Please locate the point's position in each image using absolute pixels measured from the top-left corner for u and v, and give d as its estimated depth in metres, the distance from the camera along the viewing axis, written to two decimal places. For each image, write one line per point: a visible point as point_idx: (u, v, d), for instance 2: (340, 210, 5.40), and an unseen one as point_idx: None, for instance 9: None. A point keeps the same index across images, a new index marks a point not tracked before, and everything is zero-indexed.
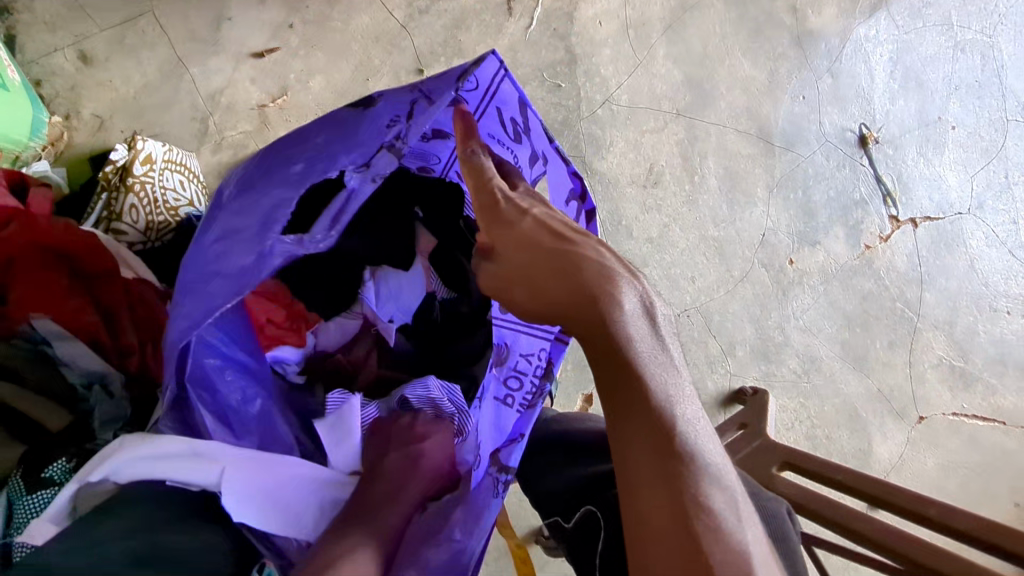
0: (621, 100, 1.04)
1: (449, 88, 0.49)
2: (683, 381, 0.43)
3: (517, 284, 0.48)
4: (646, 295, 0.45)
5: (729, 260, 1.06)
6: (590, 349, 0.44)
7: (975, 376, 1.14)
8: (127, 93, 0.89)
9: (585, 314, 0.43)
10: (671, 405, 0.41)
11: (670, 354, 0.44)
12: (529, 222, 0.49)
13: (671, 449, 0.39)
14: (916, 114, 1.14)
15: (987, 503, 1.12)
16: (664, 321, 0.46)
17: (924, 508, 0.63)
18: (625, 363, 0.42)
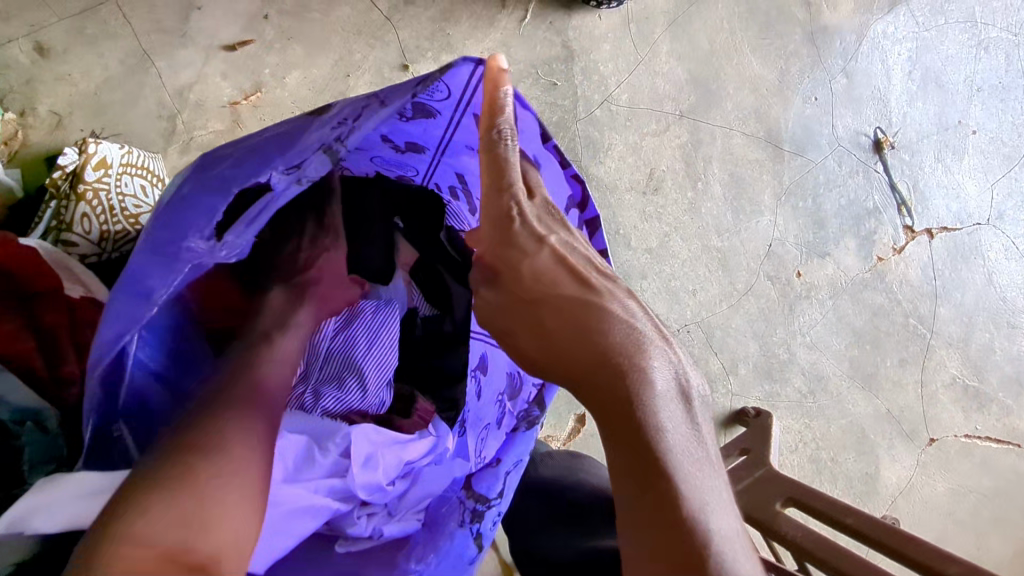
0: (621, 100, 0.97)
1: (404, 93, 0.41)
2: (719, 482, 0.36)
3: (530, 333, 0.41)
4: (681, 368, 0.39)
5: (733, 272, 1.00)
6: (604, 427, 0.37)
7: (989, 397, 1.08)
8: (88, 88, 0.83)
9: (602, 385, 0.37)
10: (704, 513, 0.34)
11: (707, 445, 0.37)
12: (546, 255, 0.42)
13: (693, 571, 0.32)
14: (935, 118, 1.08)
15: (998, 530, 1.07)
16: (701, 403, 0.39)
17: (943, 564, 0.56)
18: (645, 451, 0.35)
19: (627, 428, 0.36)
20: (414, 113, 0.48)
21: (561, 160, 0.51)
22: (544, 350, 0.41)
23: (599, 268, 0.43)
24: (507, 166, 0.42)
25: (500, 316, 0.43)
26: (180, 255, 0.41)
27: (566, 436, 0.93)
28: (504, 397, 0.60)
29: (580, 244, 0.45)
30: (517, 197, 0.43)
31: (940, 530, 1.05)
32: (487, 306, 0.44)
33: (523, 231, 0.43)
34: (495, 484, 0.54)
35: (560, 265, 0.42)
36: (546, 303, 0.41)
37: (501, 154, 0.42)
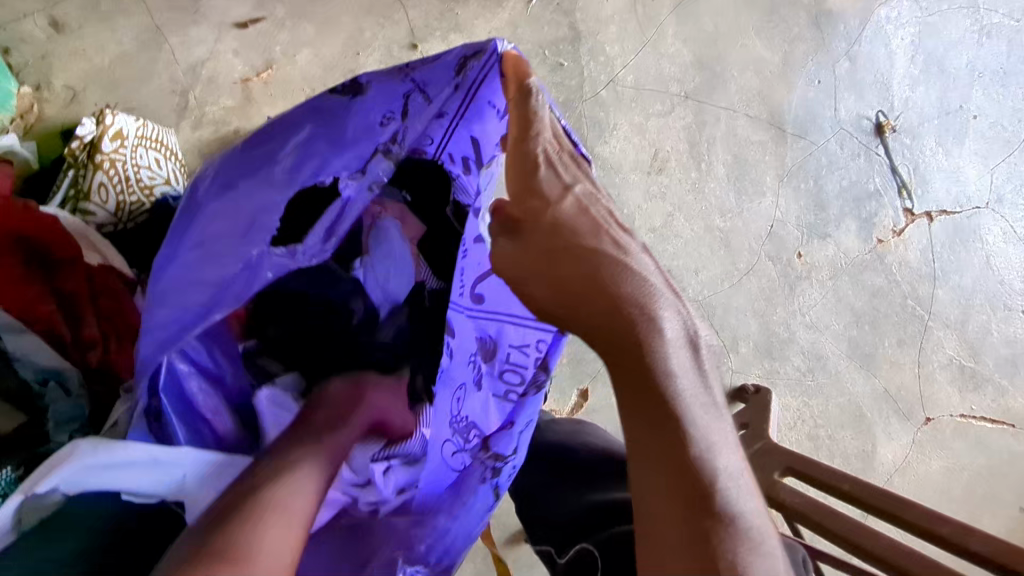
0: (626, 81, 0.99)
1: (444, 77, 0.49)
2: (725, 425, 0.40)
3: (546, 282, 0.42)
4: (689, 317, 0.42)
5: (735, 252, 1.01)
6: (624, 374, 0.39)
7: (985, 377, 1.10)
8: (102, 63, 0.84)
9: (625, 332, 0.39)
10: (711, 451, 0.37)
11: (712, 389, 0.41)
12: (569, 204, 0.43)
13: (701, 501, 0.35)
14: (937, 102, 1.09)
15: (991, 507, 1.09)
16: (705, 352, 0.42)
17: (938, 527, 0.58)
18: (663, 395, 0.38)
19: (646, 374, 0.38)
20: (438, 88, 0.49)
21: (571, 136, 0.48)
22: (561, 299, 0.41)
23: (612, 220, 0.44)
24: (536, 112, 0.42)
25: (510, 265, 0.43)
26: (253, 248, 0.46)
27: (569, 411, 0.95)
28: (477, 358, 0.55)
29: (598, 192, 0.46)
30: (543, 141, 0.43)
31: (935, 507, 1.07)
32: (498, 253, 0.43)
33: (549, 176, 0.43)
34: (509, 441, 0.56)
35: (582, 214, 0.43)
36: (565, 253, 0.41)
37: (531, 103, 0.42)
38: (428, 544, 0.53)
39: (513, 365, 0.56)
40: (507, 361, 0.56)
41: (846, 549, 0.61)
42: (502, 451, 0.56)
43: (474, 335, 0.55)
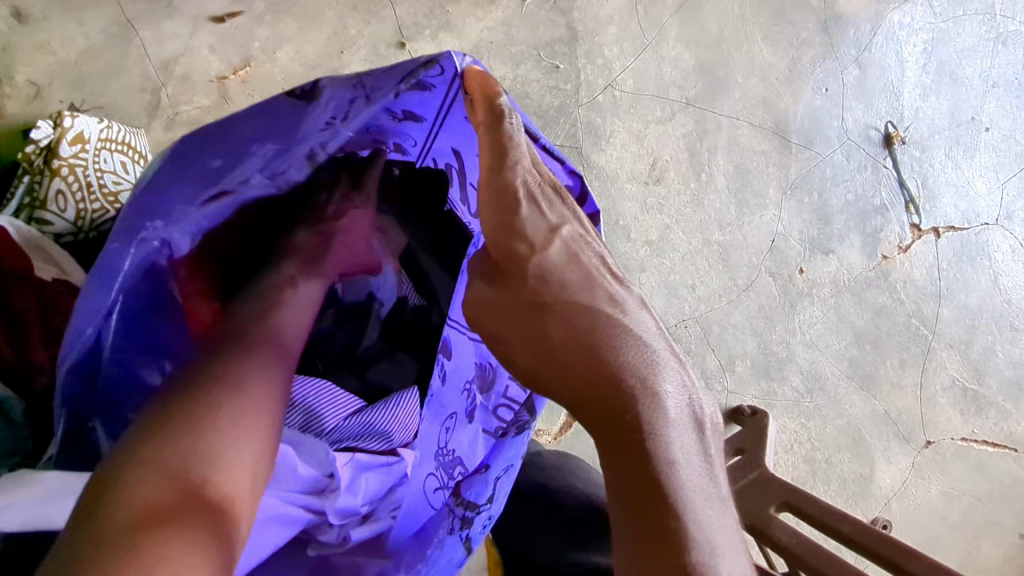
0: (625, 86, 0.94)
1: (391, 84, 0.40)
2: (731, 522, 0.33)
3: (528, 338, 0.37)
4: (692, 391, 0.35)
5: (734, 267, 0.97)
6: (608, 451, 0.33)
7: (988, 400, 1.06)
8: (67, 57, 0.79)
9: (609, 402, 0.33)
10: (712, 556, 0.30)
11: (718, 482, 0.34)
12: (557, 253, 0.38)
13: None
14: (948, 113, 1.04)
15: (990, 533, 1.05)
16: (711, 434, 0.35)
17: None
18: (655, 483, 0.31)
19: (632, 447, 0.32)
20: (411, 91, 0.43)
21: (556, 159, 0.45)
22: (545, 360, 0.36)
23: (609, 276, 0.39)
24: (512, 138, 0.37)
25: (489, 315, 0.38)
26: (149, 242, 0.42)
27: (557, 431, 0.91)
28: (473, 387, 0.51)
29: (591, 238, 0.41)
30: (522, 171, 0.38)
31: (933, 533, 1.03)
32: (479, 301, 0.39)
33: (531, 215, 0.38)
34: (484, 490, 0.48)
35: (569, 261, 0.38)
36: (548, 304, 0.36)
37: (504, 127, 0.37)
38: None
39: (510, 399, 0.51)
40: (504, 395, 0.51)
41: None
42: (475, 500, 0.48)
43: (472, 362, 0.51)
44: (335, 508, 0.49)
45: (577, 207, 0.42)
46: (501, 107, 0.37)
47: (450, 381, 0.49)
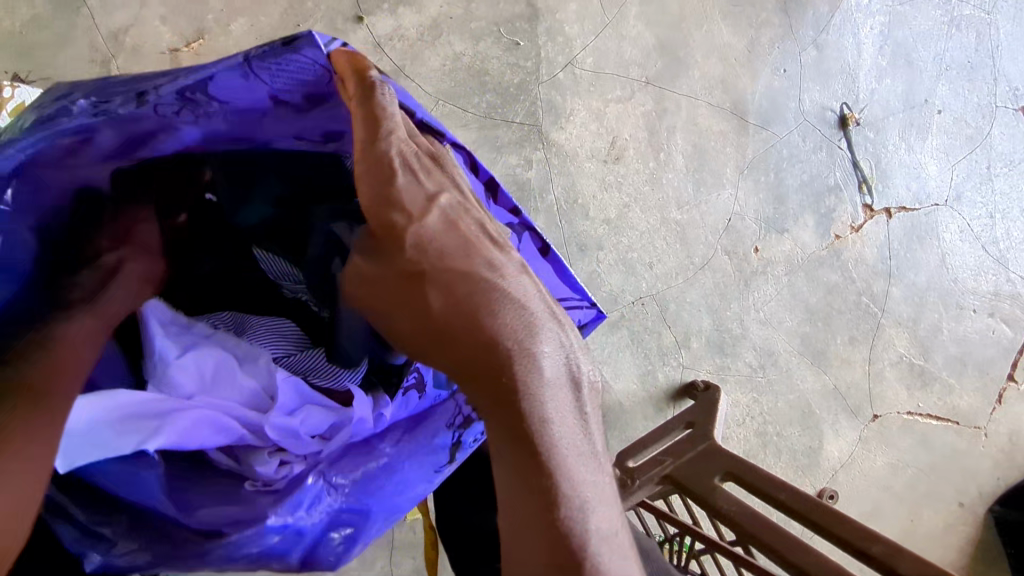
0: (585, 64, 0.94)
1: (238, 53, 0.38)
2: (606, 478, 0.33)
3: (406, 312, 0.35)
4: (574, 352, 0.34)
5: (690, 245, 0.99)
6: (489, 416, 0.32)
7: (933, 375, 1.10)
8: (12, 27, 0.78)
9: (485, 371, 0.32)
10: (584, 515, 0.31)
11: (595, 439, 0.33)
12: (432, 220, 0.36)
13: None
14: (902, 95, 1.07)
15: (931, 503, 1.09)
16: (591, 389, 0.35)
17: (869, 543, 0.53)
18: (528, 448, 0.31)
19: (504, 412, 0.32)
20: (319, 79, 0.41)
21: (435, 131, 0.43)
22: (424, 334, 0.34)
23: (489, 236, 0.37)
24: (384, 110, 0.38)
25: (368, 288, 0.36)
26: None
27: None
28: None
29: (471, 204, 0.40)
30: (397, 142, 0.38)
31: (877, 503, 1.07)
32: (356, 274, 0.37)
33: (408, 183, 0.37)
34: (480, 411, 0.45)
35: (446, 228, 0.36)
36: (426, 273, 0.34)
37: (377, 98, 0.38)
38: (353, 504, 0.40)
39: None
40: None
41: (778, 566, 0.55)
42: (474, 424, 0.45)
43: None
44: (273, 424, 0.40)
45: (456, 178, 0.41)
46: (378, 87, 0.38)
47: None
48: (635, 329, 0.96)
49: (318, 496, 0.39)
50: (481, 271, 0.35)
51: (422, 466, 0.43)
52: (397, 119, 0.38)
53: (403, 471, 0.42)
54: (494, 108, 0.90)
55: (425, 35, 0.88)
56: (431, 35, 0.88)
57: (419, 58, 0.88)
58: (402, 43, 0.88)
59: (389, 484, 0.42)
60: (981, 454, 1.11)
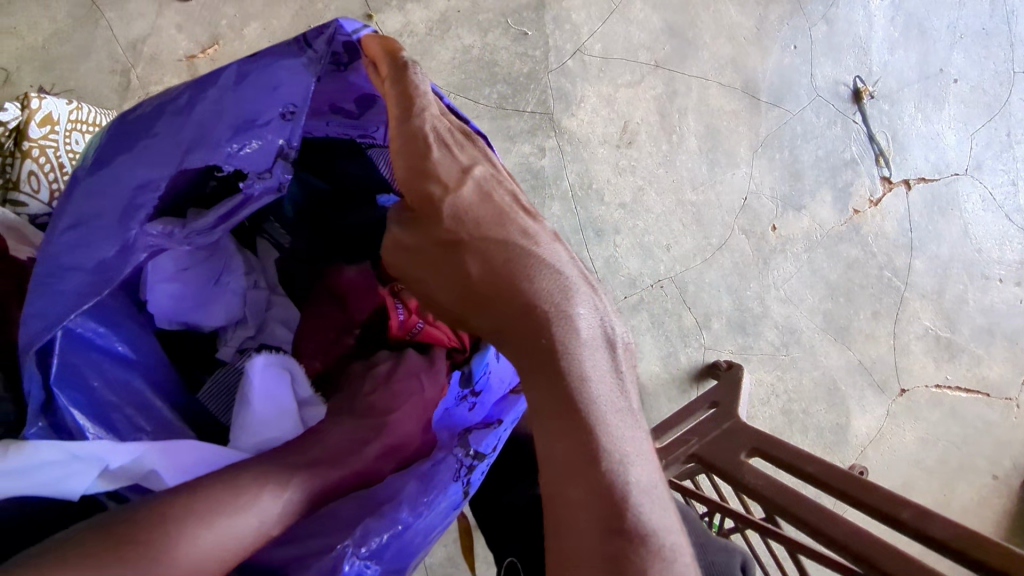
0: (594, 51, 0.95)
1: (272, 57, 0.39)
2: (644, 435, 0.33)
3: (447, 281, 0.36)
4: (608, 315, 0.35)
5: (707, 226, 0.99)
6: (531, 375, 0.33)
7: (961, 347, 1.09)
8: (35, 42, 0.80)
9: (526, 333, 0.33)
10: (624, 467, 0.31)
11: (630, 396, 0.34)
12: (469, 188, 0.36)
13: (615, 529, 0.29)
14: (916, 66, 1.06)
15: (964, 476, 1.08)
16: (626, 352, 0.35)
17: (898, 509, 0.51)
18: (569, 404, 0.32)
19: (544, 370, 0.32)
20: (352, 61, 0.42)
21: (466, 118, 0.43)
22: (465, 301, 0.36)
23: (524, 206, 0.38)
24: (417, 88, 0.38)
25: (406, 259, 0.37)
26: (134, 242, 0.39)
27: None
28: None
29: (503, 174, 0.39)
30: (430, 118, 0.37)
31: (909, 478, 1.06)
32: (394, 244, 0.37)
33: (443, 158, 0.37)
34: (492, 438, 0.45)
35: (482, 200, 0.36)
36: (465, 241, 0.35)
37: (409, 73, 0.38)
38: (386, 541, 0.39)
39: None
40: None
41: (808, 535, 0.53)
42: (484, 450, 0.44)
43: None
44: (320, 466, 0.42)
45: (489, 149, 0.40)
46: (411, 67, 0.38)
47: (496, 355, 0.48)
48: (656, 312, 0.96)
49: (347, 556, 0.38)
50: (518, 240, 0.35)
51: (441, 509, 0.42)
52: (430, 96, 0.38)
53: (425, 515, 0.41)
54: (505, 99, 0.91)
55: (434, 30, 0.90)
56: (440, 29, 0.90)
57: (429, 52, 0.89)
58: (412, 39, 0.89)
59: (414, 532, 0.41)
60: (1013, 425, 1.10)
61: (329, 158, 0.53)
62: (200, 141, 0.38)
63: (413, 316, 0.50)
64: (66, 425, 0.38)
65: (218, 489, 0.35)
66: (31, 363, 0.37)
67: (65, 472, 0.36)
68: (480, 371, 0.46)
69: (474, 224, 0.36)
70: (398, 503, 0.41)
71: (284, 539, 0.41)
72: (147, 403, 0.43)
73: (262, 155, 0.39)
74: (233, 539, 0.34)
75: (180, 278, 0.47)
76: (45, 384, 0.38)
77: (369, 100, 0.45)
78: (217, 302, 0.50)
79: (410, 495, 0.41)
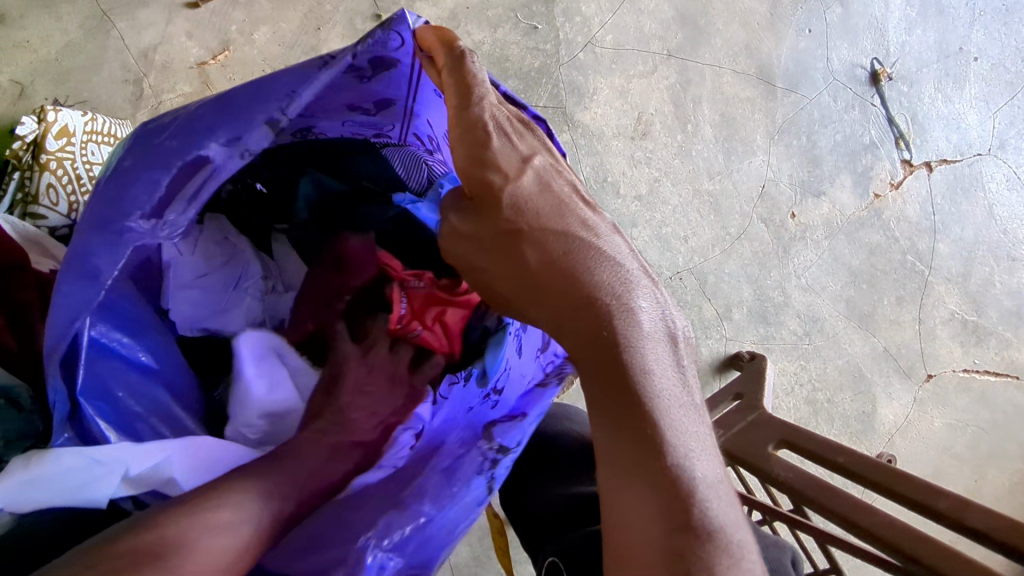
0: (605, 42, 0.94)
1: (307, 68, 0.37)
2: (707, 430, 0.33)
3: (507, 271, 0.36)
4: (670, 309, 0.35)
5: (725, 216, 0.97)
6: (591, 363, 0.33)
7: (988, 330, 1.07)
8: (48, 54, 0.81)
9: (585, 322, 0.34)
10: (688, 460, 0.30)
11: (693, 391, 0.34)
12: (529, 180, 0.37)
13: (678, 519, 0.28)
14: (935, 45, 1.04)
15: (995, 462, 1.06)
16: (689, 348, 0.35)
17: (935, 499, 0.50)
18: (631, 393, 0.32)
19: (604, 360, 0.33)
20: (376, 75, 0.41)
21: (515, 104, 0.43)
22: (525, 290, 0.36)
23: (584, 199, 0.38)
24: (476, 77, 0.36)
25: (466, 247, 0.38)
26: (130, 238, 0.36)
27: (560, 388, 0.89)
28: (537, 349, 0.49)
29: (562, 167, 0.40)
30: (490, 106, 0.37)
31: (937, 465, 1.04)
32: (452, 232, 0.38)
33: (503, 147, 0.37)
34: (516, 430, 0.44)
35: (542, 191, 0.37)
36: (525, 231, 0.36)
37: (468, 65, 0.37)
38: (409, 534, 0.39)
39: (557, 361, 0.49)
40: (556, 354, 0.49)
41: (841, 526, 0.52)
42: (508, 444, 0.44)
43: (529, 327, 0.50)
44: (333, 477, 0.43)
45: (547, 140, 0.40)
46: (467, 57, 0.37)
47: (521, 353, 0.49)
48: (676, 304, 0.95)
49: (369, 547, 0.38)
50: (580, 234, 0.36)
51: (466, 502, 0.41)
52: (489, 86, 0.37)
53: (447, 508, 0.40)
54: (517, 94, 0.90)
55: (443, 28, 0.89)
56: (449, 27, 0.89)
57: None
58: None
59: (443, 525, 0.40)
60: None
61: (347, 158, 0.51)
62: (207, 134, 0.36)
63: (412, 320, 0.51)
64: (92, 434, 0.37)
65: (210, 491, 0.36)
66: (56, 374, 0.36)
67: (83, 479, 0.36)
68: (496, 368, 0.47)
69: (532, 213, 0.36)
70: (420, 497, 0.41)
71: (308, 549, 0.40)
72: (175, 419, 0.43)
73: (245, 124, 0.36)
74: (236, 538, 0.33)
75: (200, 284, 0.48)
76: (72, 395, 0.37)
77: (384, 104, 0.44)
78: (236, 307, 0.50)
79: (432, 488, 0.41)
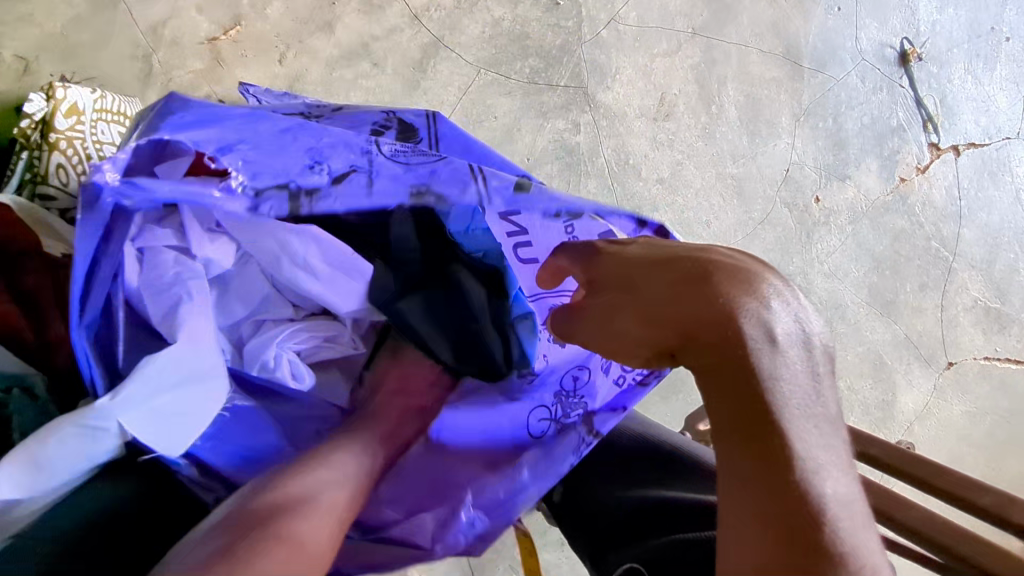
0: (629, 19, 0.91)
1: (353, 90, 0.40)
2: (838, 445, 0.32)
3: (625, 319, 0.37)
4: (804, 313, 0.34)
5: (748, 201, 0.95)
6: (719, 398, 0.33)
7: (1011, 318, 1.05)
8: (53, 29, 0.77)
9: (714, 348, 0.33)
10: (818, 476, 0.30)
11: (828, 401, 0.33)
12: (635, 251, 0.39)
13: (804, 542, 0.29)
14: (966, 24, 1.01)
15: (1014, 450, 1.05)
16: (824, 355, 0.34)
17: (977, 496, 0.46)
18: (754, 410, 0.31)
19: (734, 388, 0.32)
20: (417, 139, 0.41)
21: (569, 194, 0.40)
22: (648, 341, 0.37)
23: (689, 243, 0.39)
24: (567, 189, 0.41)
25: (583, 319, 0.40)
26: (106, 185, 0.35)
27: None
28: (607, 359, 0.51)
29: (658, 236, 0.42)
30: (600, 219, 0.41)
31: (956, 454, 1.03)
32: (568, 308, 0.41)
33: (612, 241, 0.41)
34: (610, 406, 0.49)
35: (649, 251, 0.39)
36: (647, 270, 0.37)
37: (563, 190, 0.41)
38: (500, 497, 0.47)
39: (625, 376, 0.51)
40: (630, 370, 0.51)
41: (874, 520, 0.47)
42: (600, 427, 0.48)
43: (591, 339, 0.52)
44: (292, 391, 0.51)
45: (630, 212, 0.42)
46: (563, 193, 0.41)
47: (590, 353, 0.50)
48: None
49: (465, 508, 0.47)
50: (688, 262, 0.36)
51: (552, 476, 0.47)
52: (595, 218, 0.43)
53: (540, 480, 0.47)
54: (538, 73, 0.88)
55: (461, 3, 0.86)
56: (468, 2, 0.86)
57: (457, 28, 0.86)
58: (440, 14, 0.85)
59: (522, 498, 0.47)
60: None
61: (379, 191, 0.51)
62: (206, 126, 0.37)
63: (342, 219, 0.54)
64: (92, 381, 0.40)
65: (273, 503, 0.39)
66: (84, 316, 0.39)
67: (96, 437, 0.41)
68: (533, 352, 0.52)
69: (654, 255, 0.38)
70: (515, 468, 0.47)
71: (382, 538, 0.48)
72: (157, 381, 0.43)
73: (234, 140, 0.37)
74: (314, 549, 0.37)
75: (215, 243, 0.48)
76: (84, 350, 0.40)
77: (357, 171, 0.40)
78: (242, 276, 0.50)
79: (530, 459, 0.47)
